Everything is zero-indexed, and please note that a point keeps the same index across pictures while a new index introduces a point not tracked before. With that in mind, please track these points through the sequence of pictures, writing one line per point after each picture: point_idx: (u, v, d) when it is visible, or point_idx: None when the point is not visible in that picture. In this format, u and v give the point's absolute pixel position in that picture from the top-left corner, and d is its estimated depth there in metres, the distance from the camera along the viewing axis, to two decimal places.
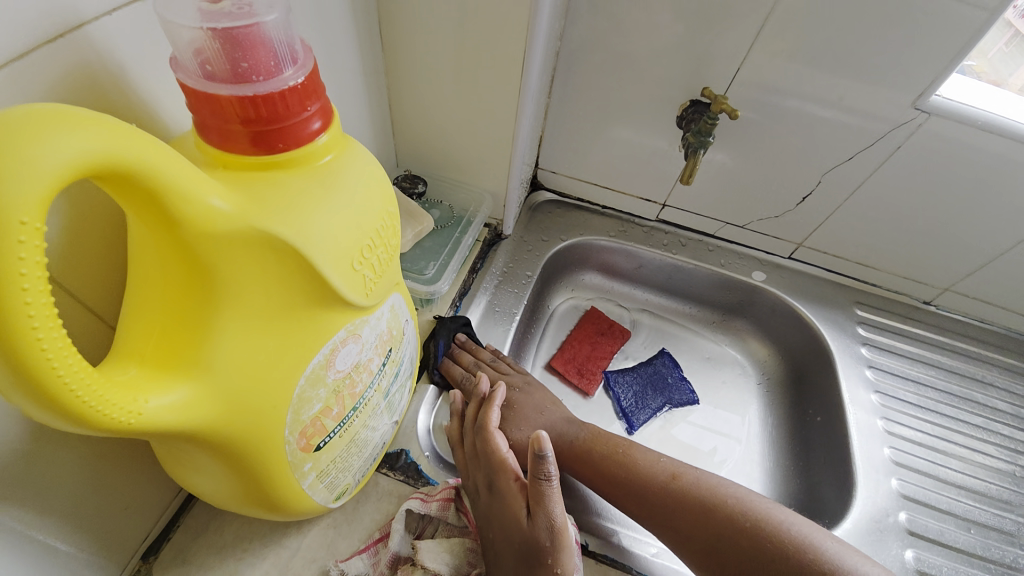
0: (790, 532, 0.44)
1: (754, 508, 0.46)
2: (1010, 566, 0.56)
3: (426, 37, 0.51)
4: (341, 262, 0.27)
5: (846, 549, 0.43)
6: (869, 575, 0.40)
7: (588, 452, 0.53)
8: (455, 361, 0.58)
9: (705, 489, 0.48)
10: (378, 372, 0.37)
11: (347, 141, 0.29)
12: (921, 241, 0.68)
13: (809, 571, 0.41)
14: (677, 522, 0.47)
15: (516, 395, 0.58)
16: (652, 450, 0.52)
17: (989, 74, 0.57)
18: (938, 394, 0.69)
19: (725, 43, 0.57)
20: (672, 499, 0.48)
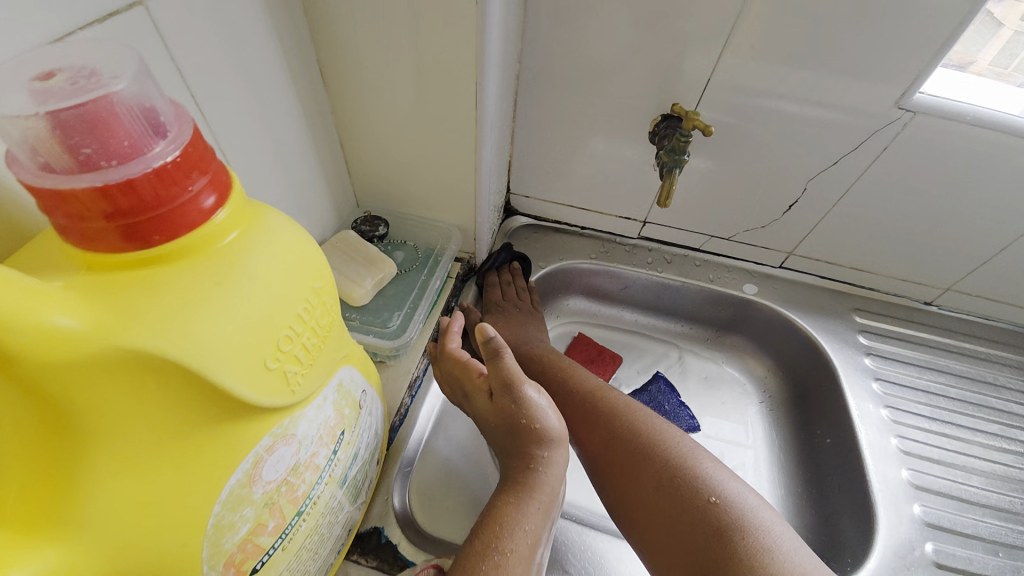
0: (680, 446, 0.51)
1: (657, 424, 0.53)
2: None
3: (372, 71, 0.47)
4: (248, 363, 0.22)
5: (721, 469, 0.49)
6: (732, 488, 0.47)
7: (539, 362, 0.62)
8: (497, 273, 0.69)
9: (624, 403, 0.55)
10: (327, 463, 0.32)
11: (257, 213, 0.25)
12: (918, 241, 0.65)
13: (682, 475, 0.48)
14: (590, 419, 0.55)
15: (521, 316, 0.67)
16: (593, 372, 0.60)
17: (955, 52, 0.52)
18: (951, 404, 0.65)
19: (693, 52, 0.54)
20: (589, 404, 0.56)
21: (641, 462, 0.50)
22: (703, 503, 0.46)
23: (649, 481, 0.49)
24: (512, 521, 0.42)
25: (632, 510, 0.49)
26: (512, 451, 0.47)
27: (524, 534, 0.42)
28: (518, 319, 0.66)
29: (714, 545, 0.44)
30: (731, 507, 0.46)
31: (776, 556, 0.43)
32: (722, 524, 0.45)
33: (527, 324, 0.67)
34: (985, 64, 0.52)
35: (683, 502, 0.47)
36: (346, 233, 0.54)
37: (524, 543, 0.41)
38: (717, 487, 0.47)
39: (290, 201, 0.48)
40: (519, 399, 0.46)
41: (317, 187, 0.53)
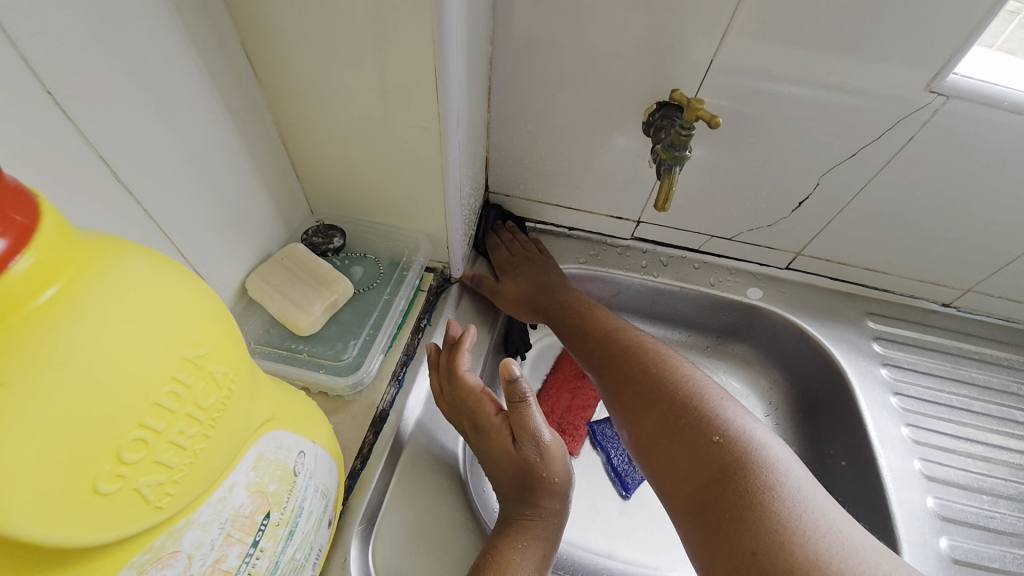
0: (692, 387, 0.48)
1: (671, 362, 0.50)
2: None
3: (306, 59, 0.38)
4: (60, 495, 0.15)
5: (738, 411, 0.46)
6: (741, 427, 0.44)
7: (557, 304, 0.59)
8: (497, 234, 0.67)
9: (642, 343, 0.53)
10: (243, 563, 0.26)
11: (95, 256, 0.17)
12: (937, 240, 0.58)
13: (690, 412, 0.46)
14: (604, 356, 0.53)
15: (534, 265, 0.62)
16: (614, 313, 0.58)
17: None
18: (975, 418, 0.60)
19: (695, 30, 0.46)
20: (603, 345, 0.54)
21: (652, 401, 0.48)
22: (706, 443, 0.43)
23: (655, 420, 0.47)
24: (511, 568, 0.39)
25: (643, 446, 0.48)
26: (519, 503, 0.44)
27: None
28: (531, 269, 0.61)
29: (716, 484, 0.41)
30: (735, 447, 0.42)
31: (783, 497, 0.39)
32: (727, 464, 0.42)
33: (545, 267, 0.62)
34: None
35: (686, 440, 0.44)
36: (293, 247, 0.46)
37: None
38: (723, 428, 0.44)
39: (218, 216, 0.40)
40: (538, 450, 0.44)
41: (255, 196, 0.44)
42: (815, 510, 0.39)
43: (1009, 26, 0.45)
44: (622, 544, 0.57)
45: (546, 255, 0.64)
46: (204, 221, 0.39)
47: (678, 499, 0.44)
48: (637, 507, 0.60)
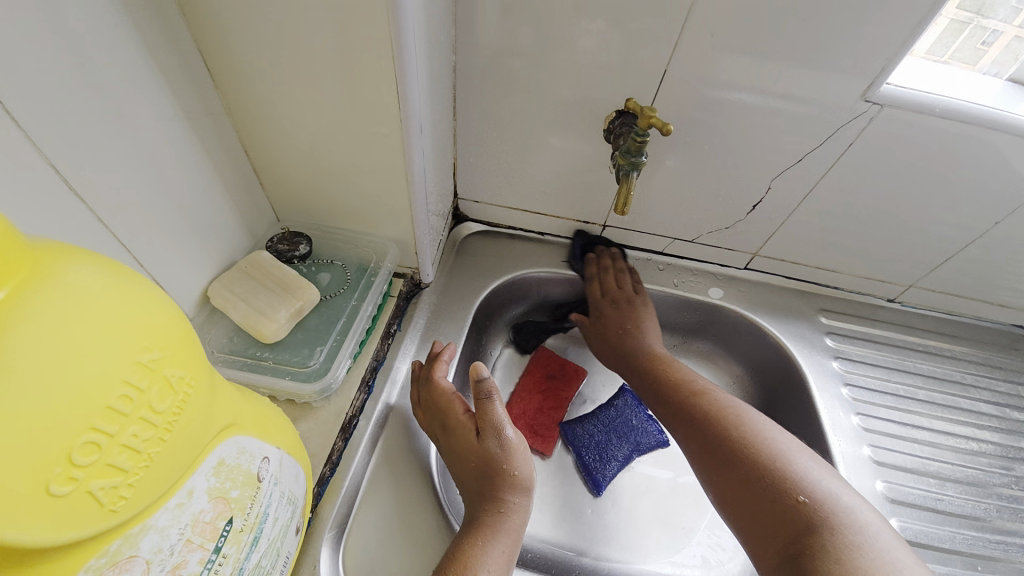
0: (772, 445, 0.48)
1: (748, 419, 0.51)
2: None
3: (268, 65, 0.39)
4: (9, 497, 0.15)
5: (821, 472, 0.46)
6: (826, 489, 0.45)
7: (636, 355, 0.62)
8: (594, 265, 0.69)
9: (716, 400, 0.54)
10: (204, 570, 0.25)
11: (40, 261, 0.17)
12: (881, 239, 0.62)
13: (771, 471, 0.46)
14: (679, 412, 0.55)
15: (625, 307, 0.66)
16: (687, 369, 0.59)
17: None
18: (920, 406, 0.64)
19: (651, 39, 0.48)
20: (677, 400, 0.55)
21: (729, 455, 0.49)
22: (791, 501, 0.44)
23: (734, 476, 0.48)
24: (472, 562, 0.39)
25: (721, 499, 0.48)
26: (482, 500, 0.44)
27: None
28: (622, 312, 0.65)
29: (802, 541, 0.42)
30: (821, 508, 0.43)
31: (869, 556, 0.40)
32: (815, 524, 0.42)
33: (632, 313, 0.66)
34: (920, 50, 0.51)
35: (771, 499, 0.45)
36: (258, 254, 0.46)
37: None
38: (807, 488, 0.45)
39: (178, 223, 0.40)
40: (503, 443, 0.45)
41: (216, 203, 0.44)
42: (900, 569, 0.39)
43: (957, 38, 0.50)
44: (594, 542, 0.58)
45: (639, 297, 0.66)
46: (163, 228, 0.38)
47: (763, 557, 0.44)
48: (608, 505, 0.61)
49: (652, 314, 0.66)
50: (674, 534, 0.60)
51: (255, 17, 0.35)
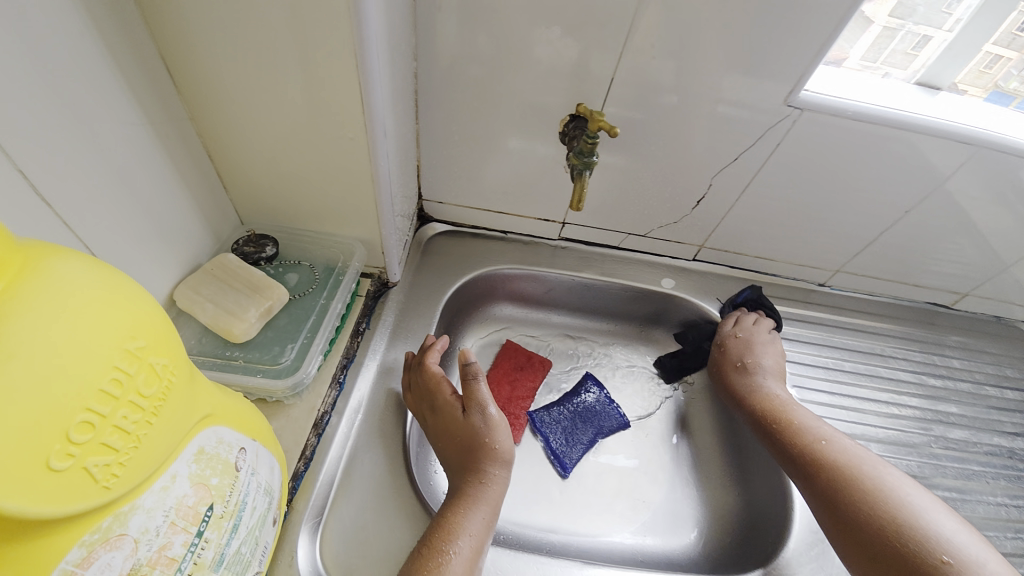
0: (908, 502, 0.48)
1: (882, 473, 0.51)
2: None
3: (232, 71, 0.40)
4: (14, 470, 0.17)
5: (964, 534, 0.46)
6: (971, 552, 0.44)
7: (758, 395, 0.63)
8: (742, 312, 0.72)
9: (847, 452, 0.54)
10: (190, 552, 0.27)
11: (28, 257, 0.18)
12: (810, 229, 0.69)
13: (907, 527, 0.46)
14: (807, 458, 0.55)
15: (757, 348, 0.68)
16: (816, 419, 0.59)
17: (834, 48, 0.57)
18: (847, 376, 0.71)
19: (598, 49, 0.52)
20: (804, 446, 0.56)
21: (861, 506, 0.49)
22: (930, 559, 0.44)
23: (866, 527, 0.48)
24: (454, 526, 0.42)
25: (848, 549, 0.48)
26: (465, 473, 0.47)
27: (465, 545, 0.41)
28: (751, 352, 0.68)
29: None
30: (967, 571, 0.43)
31: None
32: None
33: (756, 350, 0.68)
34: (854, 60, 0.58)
35: (907, 554, 0.45)
36: (224, 256, 0.46)
37: (471, 542, 0.42)
38: (950, 549, 0.44)
39: (141, 228, 0.40)
40: (487, 418, 0.49)
41: (180, 208, 0.44)
42: None
43: (891, 42, 0.57)
44: (565, 520, 0.61)
45: (774, 344, 0.68)
46: (128, 232, 0.39)
47: None
48: (575, 485, 0.65)
49: (783, 357, 0.67)
50: (638, 509, 0.64)
51: (219, 25, 0.37)
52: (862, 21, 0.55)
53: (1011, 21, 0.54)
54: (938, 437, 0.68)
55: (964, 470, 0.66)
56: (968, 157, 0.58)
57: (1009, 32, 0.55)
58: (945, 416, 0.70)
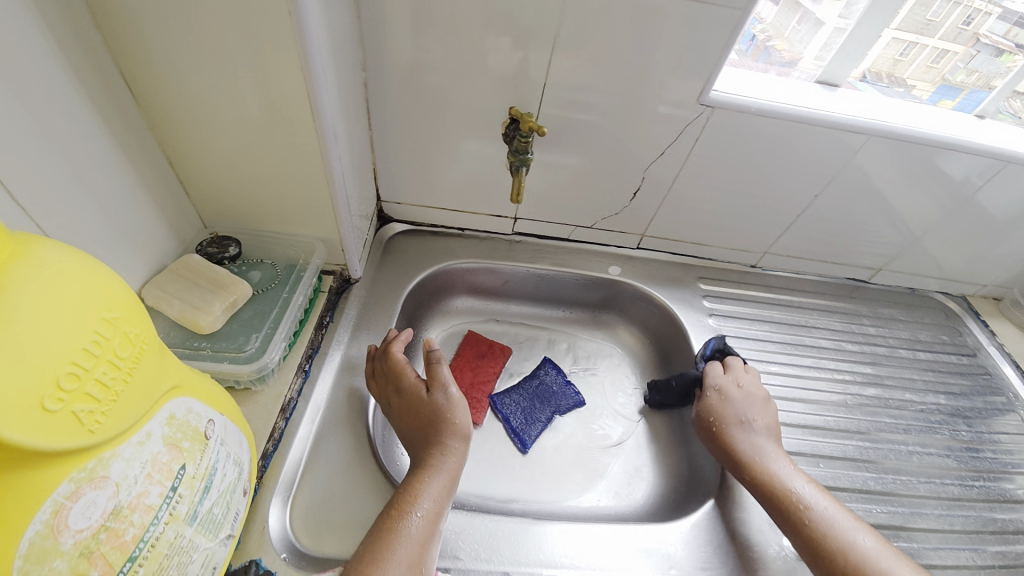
0: None
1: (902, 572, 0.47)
2: (862, 488, 0.63)
3: (189, 85, 0.44)
4: (19, 407, 0.21)
5: None
6: None
7: (759, 463, 0.57)
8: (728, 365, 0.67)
9: (864, 544, 0.49)
10: (166, 502, 0.31)
11: (18, 243, 0.22)
12: (737, 215, 0.77)
13: None
14: (824, 549, 0.50)
15: (750, 406, 0.62)
16: (820, 494, 0.54)
17: (788, 51, 0.70)
18: (774, 346, 0.78)
19: (529, 57, 0.58)
20: (818, 537, 0.50)
21: None
22: None
23: None
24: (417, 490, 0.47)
25: None
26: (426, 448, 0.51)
27: (427, 506, 0.46)
28: (745, 411, 0.62)
29: None
30: None
31: None
32: None
33: (753, 406, 0.62)
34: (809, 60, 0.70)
35: None
36: (188, 257, 0.50)
37: (434, 505, 0.46)
38: None
39: (108, 231, 0.44)
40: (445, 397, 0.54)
41: (145, 214, 0.48)
42: None
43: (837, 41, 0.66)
44: (525, 491, 0.67)
45: (766, 401, 0.63)
46: (94, 235, 0.42)
47: None
48: (534, 459, 0.70)
49: (775, 414, 0.63)
50: (592, 476, 0.69)
51: (176, 45, 0.41)
52: (808, 21, 0.68)
53: (955, 16, 0.67)
54: (855, 395, 0.74)
55: (880, 424, 0.71)
56: (861, 145, 0.66)
57: (952, 27, 0.69)
58: (865, 377, 0.77)
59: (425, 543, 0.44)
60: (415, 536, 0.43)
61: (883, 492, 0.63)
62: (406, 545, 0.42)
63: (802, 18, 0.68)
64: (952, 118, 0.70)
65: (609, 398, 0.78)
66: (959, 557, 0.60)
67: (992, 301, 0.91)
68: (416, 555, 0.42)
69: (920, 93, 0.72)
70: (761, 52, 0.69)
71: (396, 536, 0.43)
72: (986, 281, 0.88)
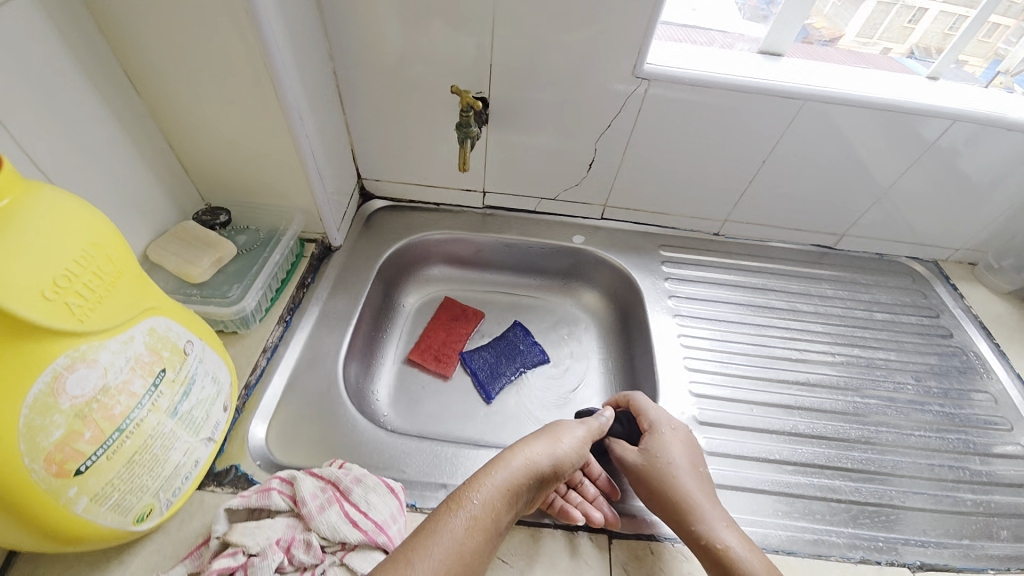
0: None
1: None
2: (793, 432, 0.66)
3: (178, 76, 0.53)
4: (27, 295, 0.30)
5: None
6: None
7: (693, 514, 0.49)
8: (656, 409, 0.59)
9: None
10: (148, 393, 0.40)
11: (29, 185, 0.31)
12: (691, 183, 0.81)
13: None
14: None
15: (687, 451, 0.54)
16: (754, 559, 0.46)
17: (827, 28, 0.75)
18: (728, 308, 0.81)
19: (474, 42, 0.65)
20: None
21: None
22: None
23: None
24: (479, 487, 0.46)
25: None
26: (520, 450, 0.50)
27: (482, 510, 0.45)
28: (682, 456, 0.53)
29: None
30: None
31: None
32: None
33: (692, 453, 0.54)
34: (850, 37, 0.76)
35: None
36: (185, 223, 0.60)
37: (487, 512, 0.45)
38: None
39: (118, 199, 0.54)
40: (581, 435, 0.55)
41: (150, 186, 0.58)
42: None
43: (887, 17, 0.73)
44: (487, 434, 0.74)
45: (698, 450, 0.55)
46: (106, 200, 0.52)
47: None
48: (498, 408, 0.77)
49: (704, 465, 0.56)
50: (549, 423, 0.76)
51: (161, 43, 0.50)
52: None
53: None
54: (803, 351, 0.77)
55: (822, 377, 0.74)
56: (799, 109, 0.69)
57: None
58: (815, 335, 0.79)
59: (467, 546, 0.43)
60: (458, 534, 0.43)
61: (811, 436, 0.66)
62: (447, 538, 0.42)
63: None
64: (905, 81, 0.71)
65: (571, 356, 0.84)
66: (888, 495, 0.61)
67: (967, 266, 0.90)
68: (456, 553, 0.42)
69: (973, 68, 0.75)
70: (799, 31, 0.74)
71: (441, 526, 0.43)
72: (958, 245, 0.87)
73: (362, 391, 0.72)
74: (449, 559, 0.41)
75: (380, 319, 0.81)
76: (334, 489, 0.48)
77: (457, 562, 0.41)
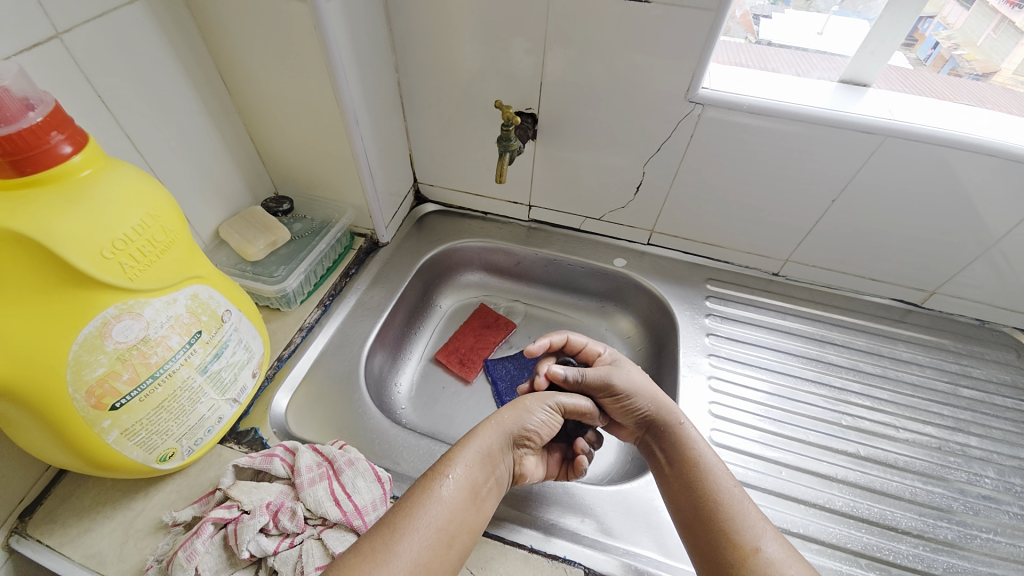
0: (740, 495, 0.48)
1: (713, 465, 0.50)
2: (825, 507, 0.59)
3: (259, 80, 0.61)
4: (87, 250, 0.36)
5: None
6: None
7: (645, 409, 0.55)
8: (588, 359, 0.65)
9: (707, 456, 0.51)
10: (183, 349, 0.45)
11: (108, 163, 0.39)
12: (748, 215, 0.75)
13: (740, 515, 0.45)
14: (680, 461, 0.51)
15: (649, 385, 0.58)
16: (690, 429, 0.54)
17: (981, 61, 0.65)
18: (773, 356, 0.74)
19: (527, 59, 0.67)
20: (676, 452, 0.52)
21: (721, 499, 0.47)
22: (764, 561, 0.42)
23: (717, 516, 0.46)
24: (455, 459, 0.47)
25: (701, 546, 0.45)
26: (486, 424, 0.52)
27: (463, 477, 0.46)
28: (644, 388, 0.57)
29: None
30: None
31: None
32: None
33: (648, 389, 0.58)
34: (1008, 73, 0.64)
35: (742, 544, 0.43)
36: (252, 208, 0.68)
37: (466, 479, 0.46)
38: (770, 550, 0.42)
39: (201, 183, 0.63)
40: (547, 408, 0.55)
41: (230, 175, 0.67)
42: None
43: None
44: None
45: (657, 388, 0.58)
46: (189, 183, 0.61)
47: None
48: None
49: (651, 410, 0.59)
50: None
51: (246, 52, 0.58)
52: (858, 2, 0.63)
53: None
54: (853, 416, 0.68)
55: (876, 451, 0.64)
56: (876, 146, 0.62)
57: None
58: (875, 401, 0.69)
59: (454, 513, 0.44)
60: (443, 503, 0.44)
61: (848, 516, 0.58)
62: (435, 503, 0.44)
63: (1001, 27, 0.62)
64: None
65: None
66: None
67: None
68: (443, 523, 0.43)
69: None
70: (944, 61, 0.66)
71: (427, 499, 0.44)
72: None
73: (385, 381, 0.76)
74: (440, 520, 0.43)
75: (415, 315, 0.84)
76: (328, 466, 0.51)
77: (444, 532, 0.43)
